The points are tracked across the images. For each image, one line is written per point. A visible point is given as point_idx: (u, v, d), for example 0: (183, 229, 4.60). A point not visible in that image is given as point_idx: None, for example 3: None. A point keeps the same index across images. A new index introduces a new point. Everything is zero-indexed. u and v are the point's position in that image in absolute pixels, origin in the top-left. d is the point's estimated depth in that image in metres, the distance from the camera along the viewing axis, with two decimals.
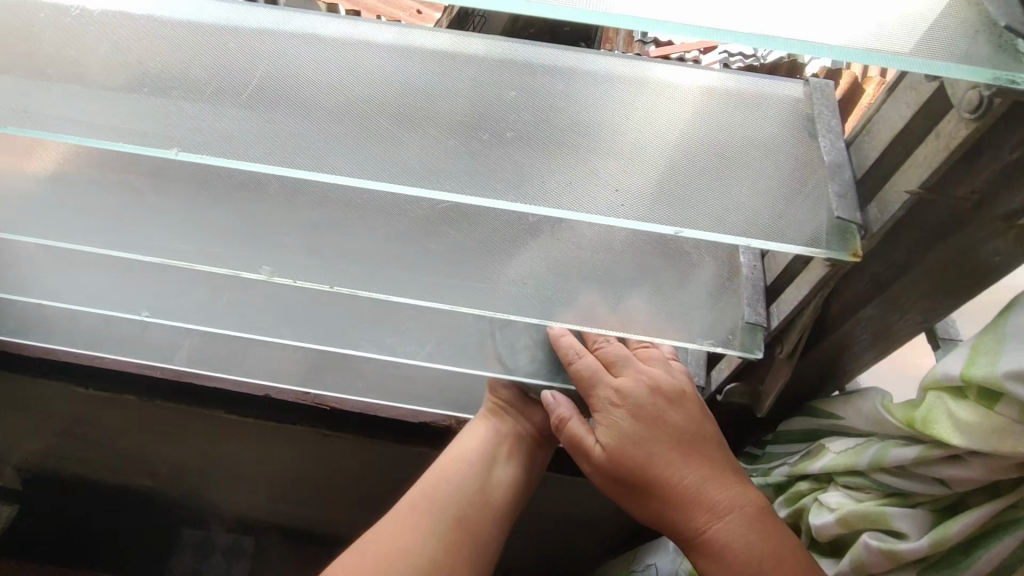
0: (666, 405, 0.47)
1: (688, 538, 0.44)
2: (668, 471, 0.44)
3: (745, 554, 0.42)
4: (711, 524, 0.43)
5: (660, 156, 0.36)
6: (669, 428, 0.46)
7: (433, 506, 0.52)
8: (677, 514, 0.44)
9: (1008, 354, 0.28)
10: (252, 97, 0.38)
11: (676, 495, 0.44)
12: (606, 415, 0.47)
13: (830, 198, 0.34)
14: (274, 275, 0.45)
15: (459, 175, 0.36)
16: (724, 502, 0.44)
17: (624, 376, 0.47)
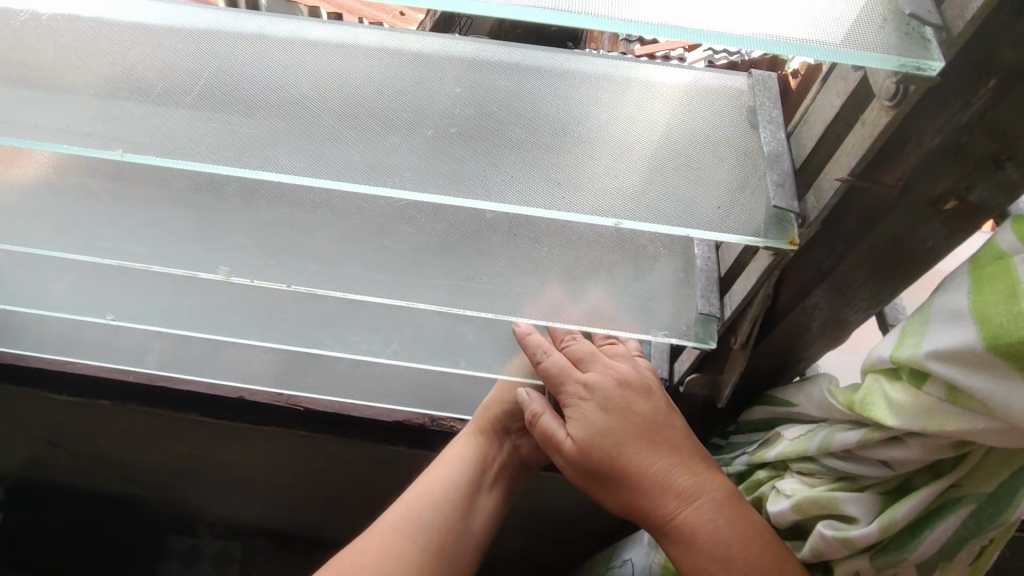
0: (635, 396, 0.46)
1: (658, 527, 0.43)
2: (637, 459, 0.44)
3: (716, 542, 0.41)
4: (680, 510, 0.42)
5: (603, 152, 0.36)
6: (638, 418, 0.45)
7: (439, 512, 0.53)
8: (647, 502, 0.43)
9: (932, 335, 0.28)
10: (198, 99, 0.38)
11: (646, 483, 0.43)
12: (576, 406, 0.47)
13: (768, 188, 0.34)
14: (232, 274, 0.45)
15: (403, 171, 0.35)
16: (693, 488, 0.43)
17: (593, 370, 0.47)
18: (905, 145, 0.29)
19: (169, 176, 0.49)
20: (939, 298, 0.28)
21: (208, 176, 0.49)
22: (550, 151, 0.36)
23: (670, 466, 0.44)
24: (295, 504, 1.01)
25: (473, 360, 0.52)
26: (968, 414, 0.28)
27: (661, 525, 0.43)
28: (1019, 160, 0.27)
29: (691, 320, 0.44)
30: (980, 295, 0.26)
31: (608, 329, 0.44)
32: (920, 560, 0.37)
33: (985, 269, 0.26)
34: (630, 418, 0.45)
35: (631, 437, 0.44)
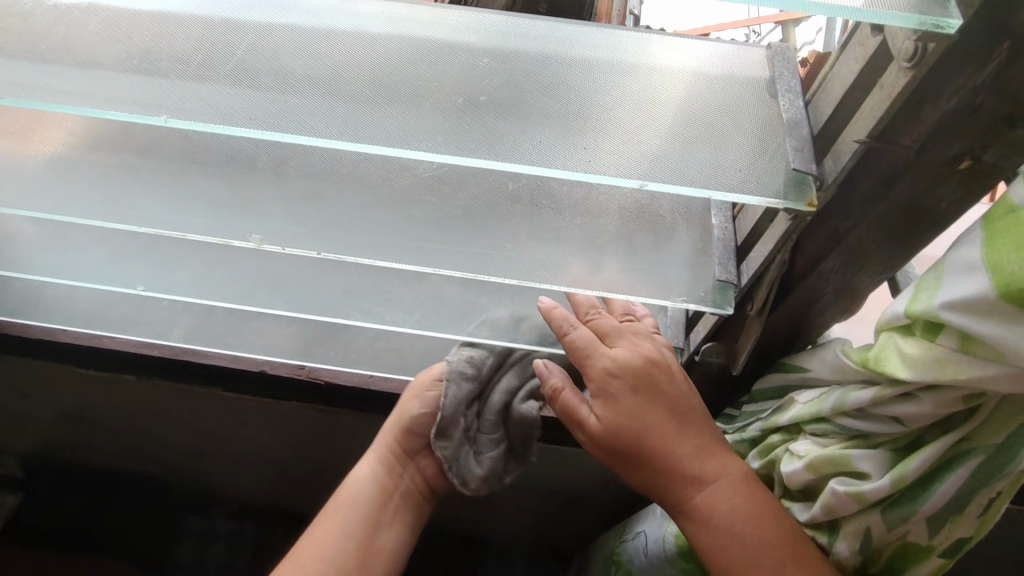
0: (660, 379, 0.47)
1: (676, 506, 0.44)
2: (657, 437, 0.45)
3: (732, 528, 0.42)
4: (698, 490, 0.44)
5: (626, 119, 0.37)
6: (663, 402, 0.46)
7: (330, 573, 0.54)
8: (668, 482, 0.45)
9: (946, 288, 0.29)
10: (232, 68, 0.39)
11: (665, 461, 0.44)
12: (601, 384, 0.47)
13: (788, 153, 0.35)
14: (264, 242, 0.46)
15: (435, 136, 0.37)
16: (711, 471, 0.44)
17: (620, 348, 0.47)
18: (922, 108, 0.30)
19: (199, 149, 0.51)
20: (952, 253, 0.30)
21: (237, 147, 0.50)
22: (575, 119, 0.37)
23: (691, 448, 0.45)
24: (310, 483, 1.03)
25: (494, 329, 0.54)
26: (979, 362, 0.30)
27: (680, 505, 0.44)
28: None
29: (709, 287, 0.45)
30: (992, 247, 0.28)
31: (629, 296, 0.45)
32: (930, 513, 0.38)
33: (997, 224, 0.28)
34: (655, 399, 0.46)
35: (655, 419, 0.45)
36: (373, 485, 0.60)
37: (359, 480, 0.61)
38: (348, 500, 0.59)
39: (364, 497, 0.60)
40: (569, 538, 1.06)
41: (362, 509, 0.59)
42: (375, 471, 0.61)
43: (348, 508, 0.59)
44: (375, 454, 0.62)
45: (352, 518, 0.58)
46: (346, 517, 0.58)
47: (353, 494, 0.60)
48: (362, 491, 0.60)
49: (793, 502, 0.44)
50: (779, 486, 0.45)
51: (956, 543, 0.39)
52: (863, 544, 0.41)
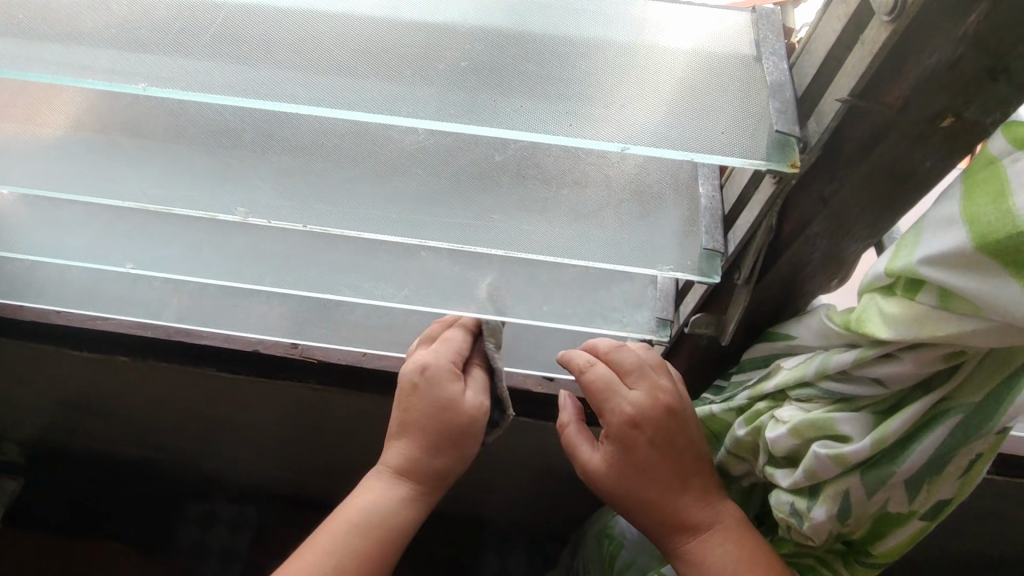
0: (672, 419, 0.50)
1: (678, 527, 0.49)
2: (658, 513, 0.50)
3: (726, 552, 0.48)
4: (690, 544, 0.49)
5: (608, 83, 0.37)
6: (672, 451, 0.50)
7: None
8: (664, 527, 0.50)
9: (925, 242, 0.29)
10: (212, 37, 0.38)
11: (663, 524, 0.50)
12: (619, 427, 0.50)
13: (771, 113, 0.35)
14: (249, 215, 0.47)
15: (415, 101, 0.36)
16: (705, 525, 0.49)
17: (639, 394, 0.50)
18: (904, 64, 0.30)
19: (183, 123, 0.50)
20: (932, 209, 0.30)
21: (221, 121, 0.50)
22: (557, 83, 0.37)
23: (695, 476, 0.50)
24: (308, 464, 1.04)
25: (483, 305, 0.54)
26: (957, 317, 0.30)
27: (682, 525, 0.49)
28: (1012, 74, 0.28)
29: (696, 255, 0.45)
30: (971, 199, 0.28)
31: (616, 264, 0.45)
32: (908, 474, 0.39)
33: (976, 176, 0.28)
34: (671, 436, 0.49)
35: (668, 454, 0.49)
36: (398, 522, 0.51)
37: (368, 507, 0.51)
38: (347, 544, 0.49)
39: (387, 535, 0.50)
40: (566, 517, 1.07)
41: (381, 542, 0.50)
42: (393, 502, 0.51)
43: (357, 546, 0.49)
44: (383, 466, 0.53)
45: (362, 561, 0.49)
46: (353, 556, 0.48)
47: (365, 527, 0.50)
48: (390, 526, 0.51)
49: (776, 468, 0.44)
50: (764, 453, 0.45)
51: (937, 504, 0.41)
52: (842, 508, 0.41)
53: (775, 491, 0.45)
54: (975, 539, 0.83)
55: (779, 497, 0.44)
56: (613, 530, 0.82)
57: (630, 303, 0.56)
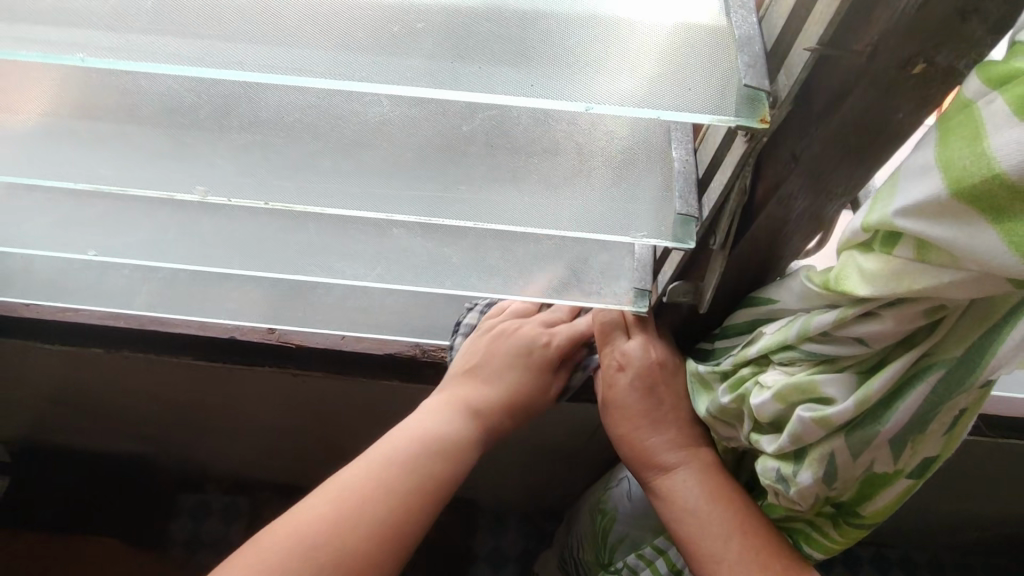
0: (662, 374, 0.54)
1: (651, 466, 0.54)
2: (634, 443, 0.54)
3: (691, 489, 0.51)
4: (660, 479, 0.53)
5: (569, 38, 0.36)
6: (656, 395, 0.54)
7: (428, 485, 0.54)
8: (638, 459, 0.54)
9: (900, 194, 0.28)
10: (154, 9, 0.36)
11: (636, 452, 0.54)
12: (610, 372, 0.56)
13: (739, 68, 0.33)
14: (208, 194, 0.46)
15: (367, 66, 0.35)
16: (677, 465, 0.53)
17: (633, 343, 0.55)
18: (874, 8, 0.28)
19: (136, 104, 0.47)
20: (908, 159, 0.29)
21: (175, 99, 0.47)
22: (518, 44, 0.35)
23: (672, 423, 0.54)
24: (295, 452, 1.03)
25: (458, 280, 0.52)
26: (935, 269, 0.29)
27: (655, 462, 0.53)
28: (983, 13, 0.27)
29: (671, 221, 0.44)
30: (946, 144, 0.27)
31: (590, 234, 0.44)
32: (893, 433, 0.39)
33: (951, 121, 0.27)
34: (655, 387, 0.54)
35: (647, 402, 0.54)
36: (447, 433, 0.57)
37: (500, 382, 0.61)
38: (427, 429, 0.57)
39: (441, 442, 0.56)
40: (558, 491, 1.08)
41: (497, 405, 0.60)
42: (444, 420, 0.58)
43: (478, 414, 0.59)
44: (451, 396, 0.60)
45: (471, 438, 0.58)
46: (468, 427, 0.58)
47: (430, 433, 0.56)
48: (515, 391, 0.61)
49: (762, 435, 0.44)
50: (749, 419, 0.44)
51: (923, 461, 0.40)
52: (828, 471, 0.41)
53: (762, 458, 0.45)
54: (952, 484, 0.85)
55: (766, 463, 0.44)
56: (605, 505, 0.82)
57: (608, 273, 0.54)
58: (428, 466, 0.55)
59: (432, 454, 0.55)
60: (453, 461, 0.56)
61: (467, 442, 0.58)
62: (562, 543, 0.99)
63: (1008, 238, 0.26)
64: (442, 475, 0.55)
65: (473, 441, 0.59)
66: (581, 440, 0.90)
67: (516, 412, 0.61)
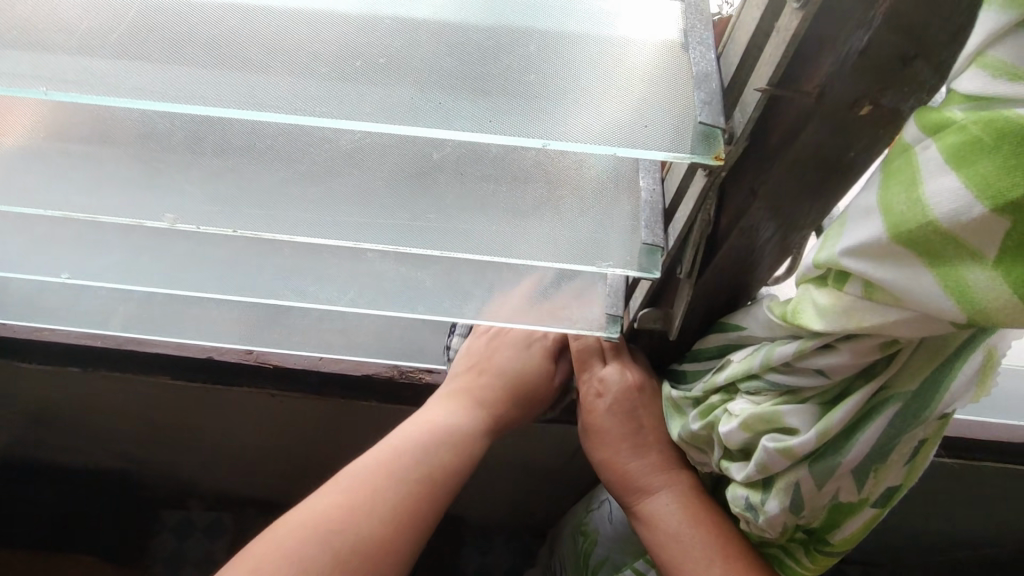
0: (640, 398, 0.55)
1: (634, 490, 0.54)
2: (620, 470, 0.54)
3: (674, 513, 0.51)
4: (645, 502, 0.53)
5: (533, 73, 0.36)
6: (637, 420, 0.54)
7: (376, 542, 0.50)
8: (624, 485, 0.54)
9: (847, 234, 0.29)
10: (120, 40, 0.36)
11: (621, 478, 0.54)
12: (590, 399, 0.56)
13: (696, 105, 0.34)
14: (177, 221, 0.46)
15: (330, 100, 0.35)
16: (661, 490, 0.53)
17: (608, 369, 0.56)
18: (818, 53, 0.29)
19: (110, 130, 0.48)
20: (855, 200, 0.29)
21: (148, 125, 0.47)
22: (478, 78, 0.36)
23: (653, 446, 0.54)
24: (277, 470, 1.02)
25: (430, 305, 0.53)
26: (882, 307, 0.30)
27: (639, 486, 0.53)
28: (927, 57, 0.28)
29: (637, 250, 0.44)
30: (887, 188, 0.27)
31: (557, 263, 0.45)
32: (855, 465, 0.39)
33: (893, 164, 0.27)
34: (634, 411, 0.54)
35: (627, 427, 0.54)
36: (464, 426, 0.58)
37: (439, 419, 0.58)
38: (435, 427, 0.57)
39: (454, 434, 0.57)
40: (541, 509, 1.07)
41: (437, 443, 0.56)
42: (460, 415, 0.59)
43: (422, 452, 0.55)
44: (454, 392, 0.61)
45: (418, 471, 0.54)
46: (387, 476, 0.53)
47: (439, 428, 0.57)
48: (463, 435, 0.58)
49: (731, 462, 0.44)
50: (718, 447, 0.44)
51: (888, 491, 0.41)
52: (794, 501, 0.41)
53: (731, 486, 0.45)
54: (929, 498, 0.86)
55: (735, 491, 0.44)
56: (588, 526, 0.81)
57: (581, 298, 0.55)
58: (376, 505, 0.51)
59: (372, 493, 0.52)
60: (397, 501, 0.52)
61: (416, 476, 0.54)
62: (546, 563, 0.98)
63: (944, 282, 0.27)
64: (399, 514, 0.51)
65: (478, 438, 0.58)
66: (564, 460, 0.90)
67: (463, 448, 0.57)
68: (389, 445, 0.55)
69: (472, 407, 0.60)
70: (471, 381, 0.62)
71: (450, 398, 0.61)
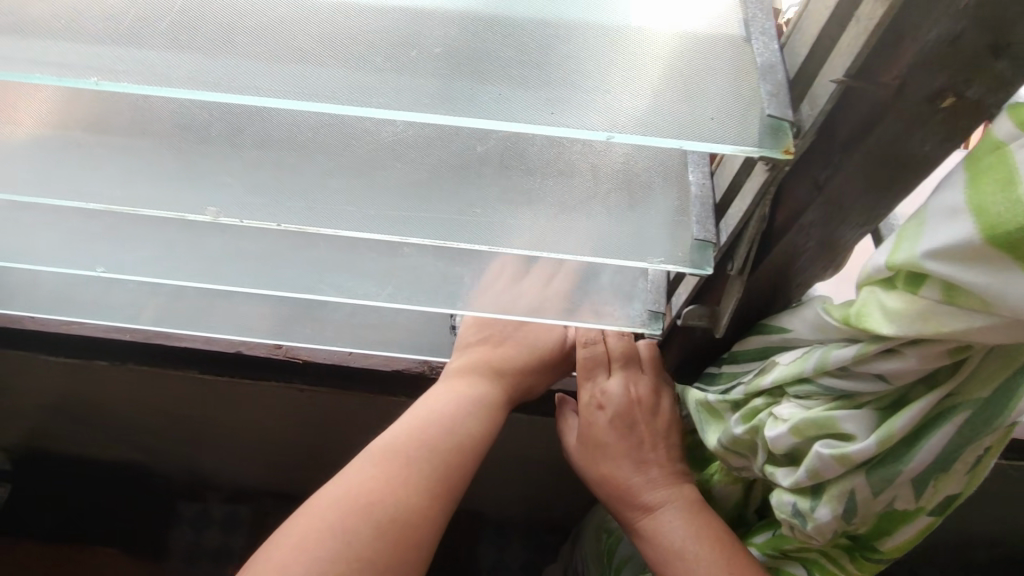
0: (642, 412, 0.55)
1: (634, 504, 0.53)
2: (619, 484, 0.54)
3: (677, 527, 0.51)
4: (645, 518, 0.52)
5: (594, 65, 0.35)
6: (638, 433, 0.54)
7: (413, 517, 0.50)
8: (623, 499, 0.54)
9: (927, 234, 0.28)
10: (174, 28, 0.36)
11: (620, 492, 0.54)
12: (590, 411, 0.56)
13: (762, 97, 0.33)
14: (220, 215, 0.45)
15: (390, 91, 0.34)
16: (661, 506, 0.52)
17: (610, 381, 0.56)
18: (899, 43, 0.28)
19: (150, 119, 0.47)
20: (935, 198, 0.28)
21: (189, 116, 0.47)
22: (536, 68, 0.35)
23: (654, 460, 0.54)
24: (298, 463, 1.02)
25: (469, 300, 0.53)
26: (965, 313, 0.29)
27: (640, 501, 0.53)
28: (1018, 49, 0.27)
29: (688, 245, 0.44)
30: (976, 188, 0.26)
31: (608, 259, 0.44)
32: (917, 472, 0.38)
33: (983, 162, 0.26)
34: (635, 425, 0.55)
35: (629, 440, 0.54)
36: (486, 394, 0.59)
37: (457, 393, 0.58)
38: (454, 405, 0.57)
39: (479, 402, 0.58)
40: (558, 507, 1.07)
41: (467, 411, 0.57)
42: (479, 384, 0.59)
43: (451, 415, 0.56)
44: (466, 363, 0.61)
45: (450, 441, 0.54)
46: (425, 450, 0.53)
47: (468, 397, 0.58)
48: (467, 436, 0.56)
49: (777, 467, 0.43)
50: (763, 451, 0.44)
51: (945, 500, 0.39)
52: (847, 508, 0.40)
53: (776, 491, 0.44)
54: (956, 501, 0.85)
55: (780, 497, 0.43)
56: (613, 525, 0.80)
57: (621, 294, 0.54)
58: (405, 480, 0.51)
59: (402, 467, 0.52)
60: (424, 480, 0.52)
61: (449, 448, 0.54)
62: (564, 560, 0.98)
63: None
64: (422, 492, 0.51)
65: (501, 406, 0.59)
66: None
67: (491, 415, 0.58)
68: (415, 425, 0.55)
69: (488, 381, 0.60)
70: (487, 353, 0.61)
71: (462, 373, 0.60)
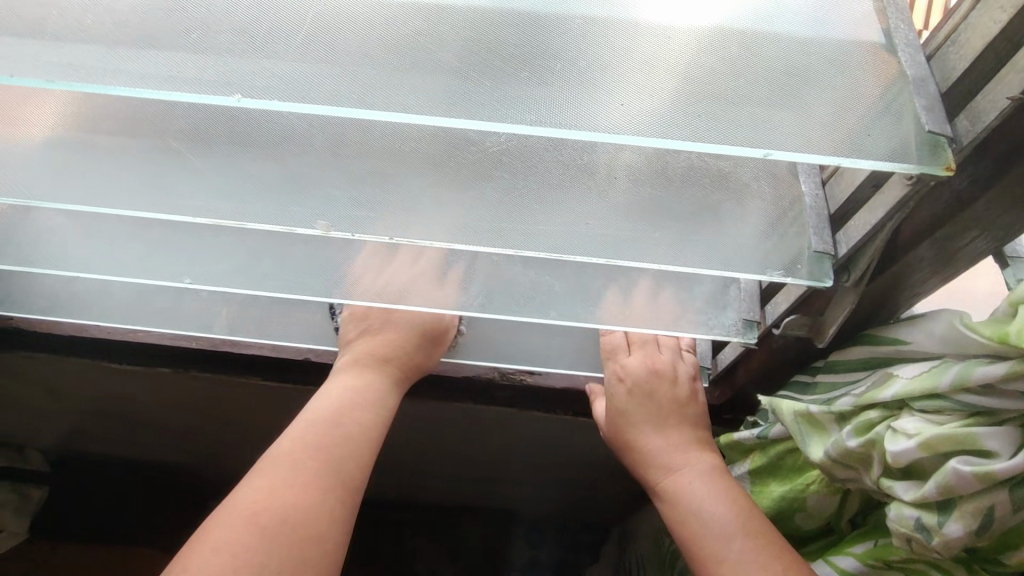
0: (662, 381, 0.58)
1: (658, 469, 0.54)
2: (642, 449, 0.56)
3: (699, 490, 0.51)
4: (668, 482, 0.53)
5: (739, 79, 0.34)
6: (658, 402, 0.57)
7: (312, 517, 0.45)
8: (648, 465, 0.55)
9: None
10: (305, 40, 0.34)
11: (646, 458, 0.55)
12: (612, 383, 0.59)
13: (919, 113, 0.32)
14: (332, 229, 0.44)
15: (533, 104, 0.33)
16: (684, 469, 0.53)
17: (633, 355, 0.59)
18: None
19: (249, 127, 0.45)
20: None
21: (285, 125, 0.45)
22: (677, 80, 0.34)
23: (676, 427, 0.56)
24: None
25: (562, 310, 0.52)
26: None
27: (663, 466, 0.54)
28: None
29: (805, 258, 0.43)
30: None
31: (725, 272, 0.44)
32: None
33: None
34: (654, 393, 0.57)
35: (648, 408, 0.57)
36: (365, 385, 0.56)
37: (343, 387, 0.56)
38: (343, 399, 0.54)
39: (355, 398, 0.55)
40: (599, 507, 1.06)
41: (356, 406, 0.54)
42: (356, 378, 0.57)
43: (339, 414, 0.53)
44: (355, 355, 0.59)
45: (336, 440, 0.50)
46: (304, 448, 0.49)
47: (345, 398, 0.54)
48: (354, 423, 0.53)
49: (895, 481, 0.42)
50: (880, 465, 0.43)
51: None
52: (981, 524, 0.39)
53: (892, 505, 0.43)
54: None
55: (901, 511, 0.42)
56: None
57: (714, 303, 0.53)
58: (301, 478, 0.47)
59: (295, 465, 0.47)
60: (319, 480, 0.47)
61: (334, 442, 0.50)
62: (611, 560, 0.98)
63: None
64: (315, 490, 0.46)
65: (387, 397, 0.57)
66: None
67: (370, 407, 0.55)
68: (306, 420, 0.51)
69: (372, 371, 0.58)
70: (375, 344, 0.60)
71: (357, 364, 0.58)
